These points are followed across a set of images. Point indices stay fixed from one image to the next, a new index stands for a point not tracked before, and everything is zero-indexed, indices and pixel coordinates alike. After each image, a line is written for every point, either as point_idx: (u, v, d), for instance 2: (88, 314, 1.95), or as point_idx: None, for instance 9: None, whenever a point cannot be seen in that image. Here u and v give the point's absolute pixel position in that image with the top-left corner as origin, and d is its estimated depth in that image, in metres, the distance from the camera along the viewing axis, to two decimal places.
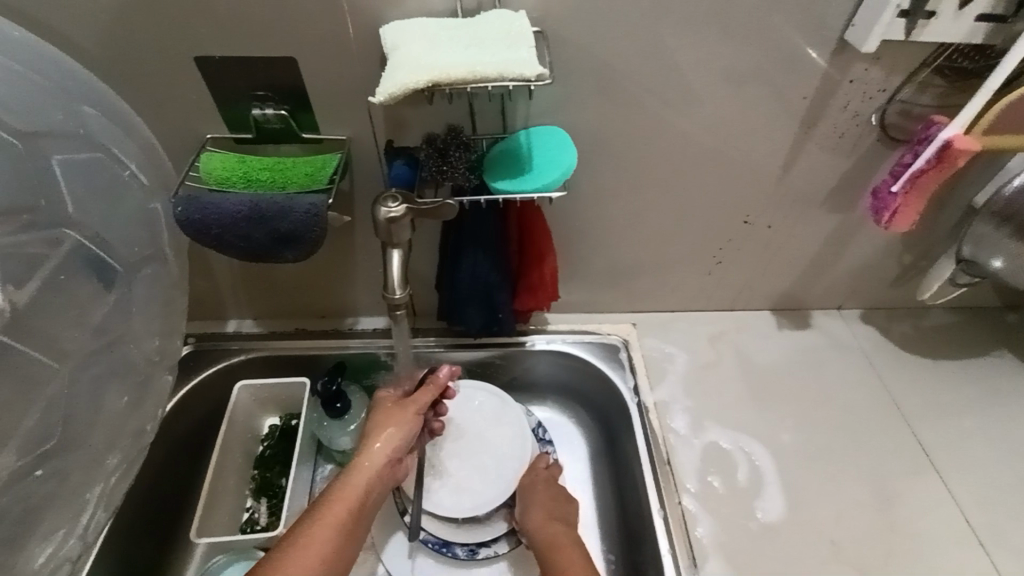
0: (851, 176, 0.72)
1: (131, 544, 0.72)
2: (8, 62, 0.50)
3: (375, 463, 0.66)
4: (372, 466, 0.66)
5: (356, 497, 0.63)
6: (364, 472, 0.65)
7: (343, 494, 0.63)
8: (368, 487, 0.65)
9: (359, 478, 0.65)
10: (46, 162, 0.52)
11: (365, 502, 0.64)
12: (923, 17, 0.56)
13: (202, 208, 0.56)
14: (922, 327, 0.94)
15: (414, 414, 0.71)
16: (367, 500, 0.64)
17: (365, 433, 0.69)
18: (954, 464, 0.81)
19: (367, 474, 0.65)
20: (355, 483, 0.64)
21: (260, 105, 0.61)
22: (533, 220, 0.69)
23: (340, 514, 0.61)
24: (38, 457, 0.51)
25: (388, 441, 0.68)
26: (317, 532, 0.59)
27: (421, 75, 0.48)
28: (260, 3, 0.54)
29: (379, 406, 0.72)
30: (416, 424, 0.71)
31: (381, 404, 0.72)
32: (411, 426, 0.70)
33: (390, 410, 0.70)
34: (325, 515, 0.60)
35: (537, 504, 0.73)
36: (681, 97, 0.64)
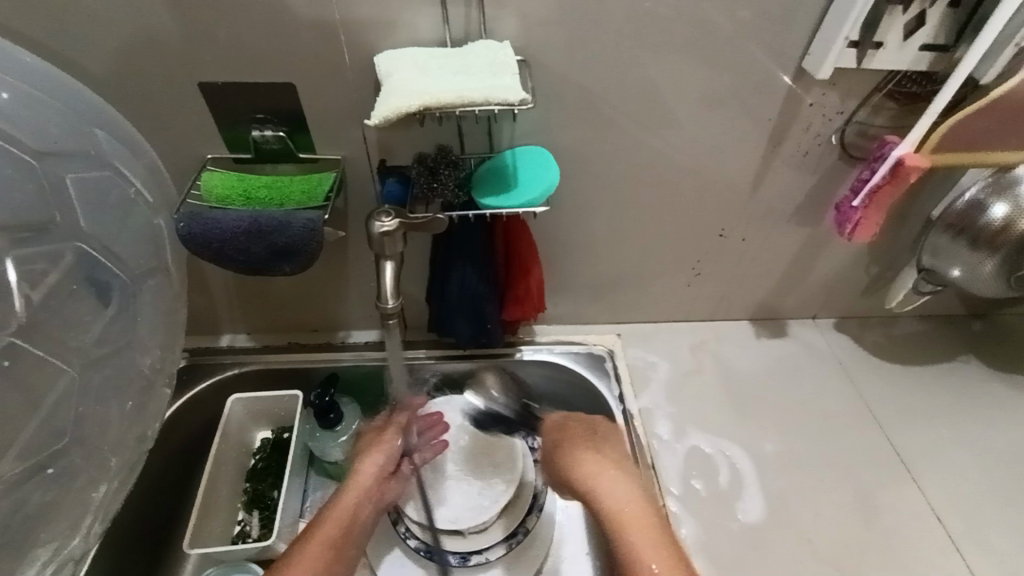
0: (817, 192, 0.77)
1: (123, 557, 0.72)
2: (24, 87, 0.53)
3: (361, 483, 0.71)
4: (359, 487, 0.71)
5: (345, 513, 0.67)
6: (352, 492, 0.70)
7: (332, 512, 0.67)
8: (356, 505, 0.69)
9: (349, 496, 0.69)
10: (59, 180, 0.54)
11: (354, 519, 0.68)
12: (871, 47, 0.61)
13: (202, 225, 0.58)
14: (892, 335, 0.99)
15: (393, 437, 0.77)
16: (357, 516, 0.68)
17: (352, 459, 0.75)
18: (924, 465, 0.85)
19: (355, 492, 0.70)
20: (344, 502, 0.68)
21: (259, 127, 0.64)
22: (519, 234, 0.72)
23: (331, 529, 0.65)
24: (41, 461, 0.53)
25: (371, 461, 0.74)
26: (308, 546, 0.62)
27: (412, 100, 0.52)
28: (261, 33, 0.57)
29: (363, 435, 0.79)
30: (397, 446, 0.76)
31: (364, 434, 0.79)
32: (391, 446, 0.76)
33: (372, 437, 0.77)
34: (317, 531, 0.64)
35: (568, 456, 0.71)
36: (657, 119, 0.68)
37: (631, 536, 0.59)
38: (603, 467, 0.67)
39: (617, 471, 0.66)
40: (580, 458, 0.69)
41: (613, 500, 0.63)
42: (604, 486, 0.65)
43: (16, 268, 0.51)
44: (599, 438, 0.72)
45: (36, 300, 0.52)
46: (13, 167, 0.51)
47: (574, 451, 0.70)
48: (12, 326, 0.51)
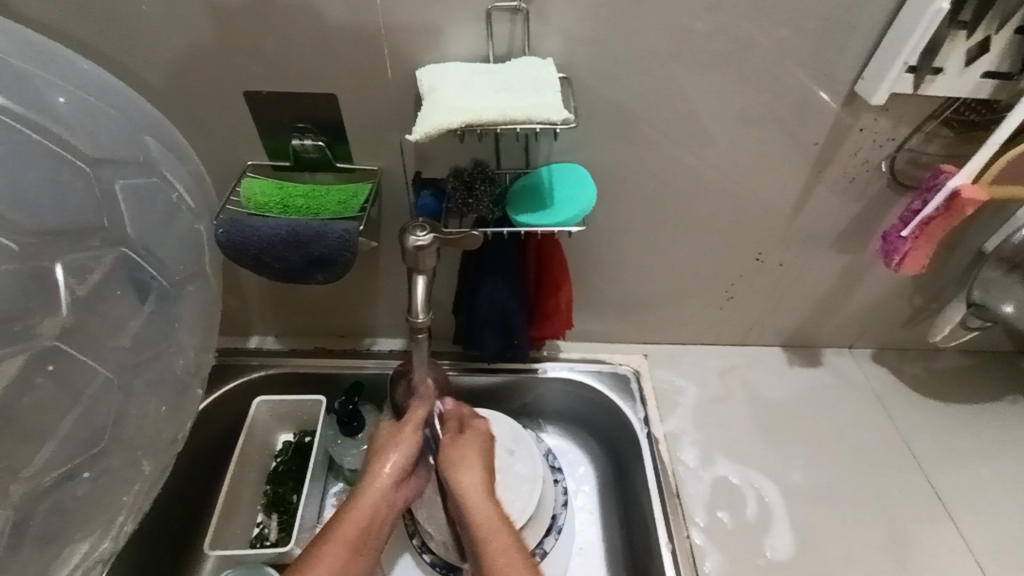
0: (862, 219, 0.75)
1: (147, 555, 0.73)
2: (83, 96, 0.55)
3: (382, 485, 0.68)
4: (380, 489, 0.67)
5: (365, 515, 0.65)
6: (372, 495, 0.67)
7: (352, 516, 0.65)
8: (377, 506, 0.67)
9: (368, 500, 0.67)
10: (110, 186, 0.56)
11: (376, 520, 0.66)
12: (930, 72, 0.59)
13: (242, 233, 0.59)
14: (934, 370, 0.94)
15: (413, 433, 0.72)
16: (377, 518, 0.66)
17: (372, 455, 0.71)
18: (969, 509, 0.80)
19: (375, 495, 0.67)
20: (365, 506, 0.66)
21: (299, 136, 0.65)
22: (552, 250, 0.71)
23: (352, 534, 0.64)
24: (76, 463, 0.54)
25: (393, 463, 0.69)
26: (329, 552, 0.62)
27: (455, 117, 0.52)
28: (307, 45, 0.58)
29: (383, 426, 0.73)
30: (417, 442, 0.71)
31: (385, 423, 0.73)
32: (415, 445, 0.71)
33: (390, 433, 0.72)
34: (336, 535, 0.63)
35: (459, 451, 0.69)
36: (697, 140, 0.67)
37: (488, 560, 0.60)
38: (474, 485, 0.66)
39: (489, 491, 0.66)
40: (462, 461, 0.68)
41: (476, 519, 0.64)
42: (473, 505, 0.65)
43: (65, 274, 0.52)
44: (470, 438, 0.71)
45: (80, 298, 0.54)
46: (68, 172, 0.53)
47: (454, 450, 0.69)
48: (55, 327, 0.51)
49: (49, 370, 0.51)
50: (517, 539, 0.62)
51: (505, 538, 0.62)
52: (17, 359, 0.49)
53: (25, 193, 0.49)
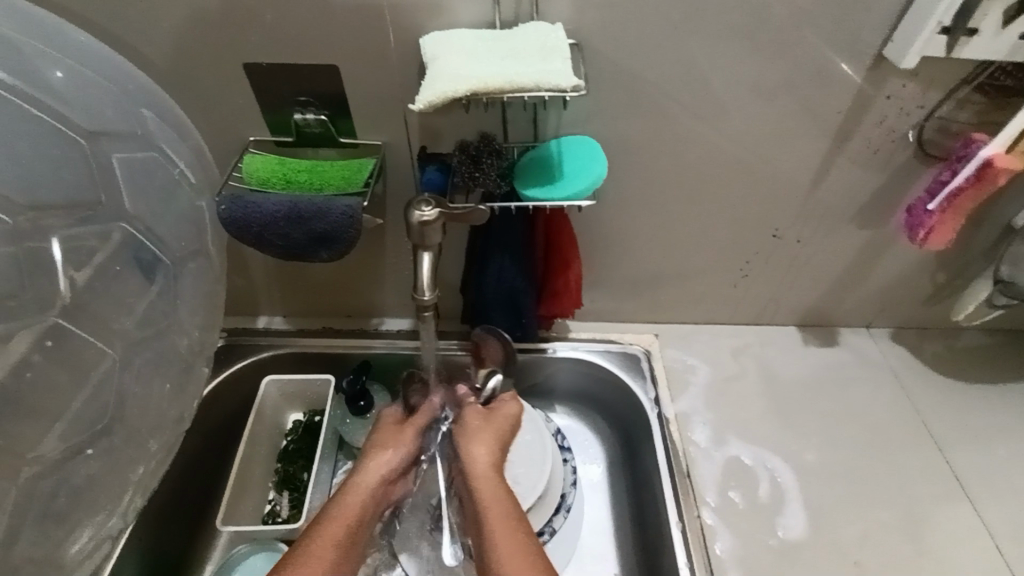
0: (885, 193, 0.72)
1: (161, 531, 0.74)
2: (79, 67, 0.54)
3: (373, 483, 0.64)
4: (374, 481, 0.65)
5: (355, 513, 0.61)
6: (362, 492, 0.63)
7: (348, 502, 0.62)
8: (366, 504, 0.63)
9: (360, 496, 0.63)
10: (107, 160, 0.55)
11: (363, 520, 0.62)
12: (964, 34, 0.55)
13: (243, 208, 0.58)
14: (955, 349, 0.92)
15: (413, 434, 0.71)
16: (365, 518, 0.62)
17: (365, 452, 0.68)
18: (986, 491, 0.79)
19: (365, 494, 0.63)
20: (358, 495, 0.63)
21: (301, 110, 0.63)
22: (560, 226, 0.69)
23: (347, 521, 0.60)
24: (86, 438, 0.55)
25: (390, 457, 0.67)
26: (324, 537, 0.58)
27: (459, 84, 0.50)
28: (306, 13, 0.56)
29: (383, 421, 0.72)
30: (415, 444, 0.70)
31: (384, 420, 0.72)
32: (409, 444, 0.69)
33: (390, 429, 0.71)
34: (327, 532, 0.58)
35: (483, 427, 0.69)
36: (711, 110, 0.64)
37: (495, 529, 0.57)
38: (483, 460, 0.64)
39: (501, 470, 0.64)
40: (479, 436, 0.67)
41: (479, 492, 0.61)
42: (478, 477, 0.62)
43: (61, 250, 0.53)
44: (492, 418, 0.70)
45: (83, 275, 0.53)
46: (64, 147, 0.53)
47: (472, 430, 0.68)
48: (57, 307, 0.53)
49: (47, 347, 0.53)
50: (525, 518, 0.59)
51: (510, 512, 0.59)
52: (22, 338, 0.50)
53: (22, 169, 0.50)
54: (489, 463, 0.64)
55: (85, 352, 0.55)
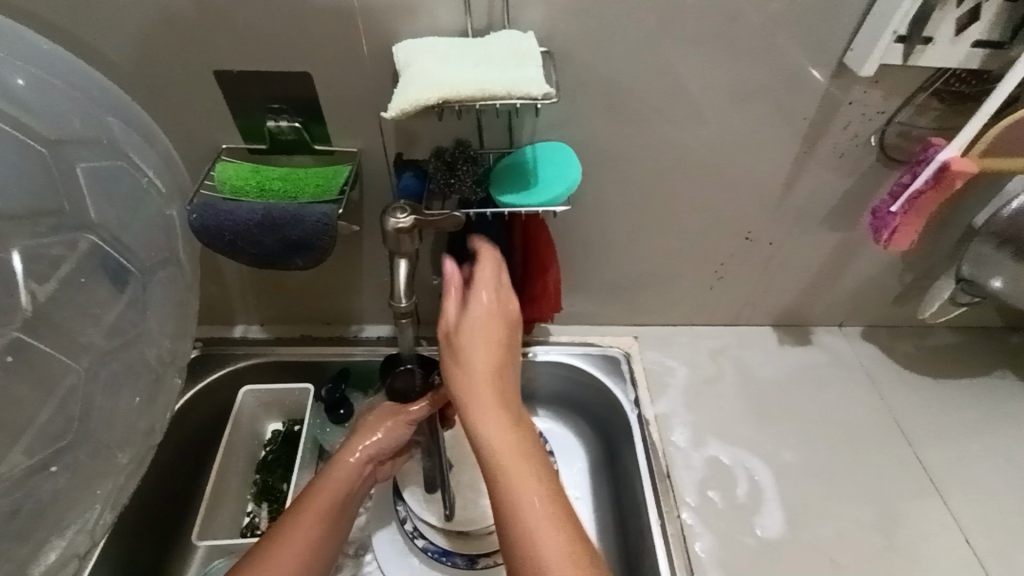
0: (852, 196, 0.74)
1: (135, 548, 0.73)
2: (41, 75, 0.54)
3: (355, 462, 0.69)
4: (355, 464, 0.69)
5: (339, 489, 0.66)
6: (346, 469, 0.68)
7: (326, 487, 0.66)
8: (349, 485, 0.67)
9: (343, 473, 0.68)
10: (70, 168, 0.55)
11: (347, 495, 0.67)
12: (920, 42, 0.58)
13: (216, 218, 0.57)
14: (923, 346, 0.95)
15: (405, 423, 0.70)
16: (349, 493, 0.67)
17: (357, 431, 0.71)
18: (955, 484, 0.81)
19: (350, 471, 0.68)
20: (339, 477, 0.67)
21: (275, 117, 0.63)
22: (538, 231, 0.70)
23: (326, 505, 0.64)
24: (51, 453, 0.54)
25: (372, 442, 0.70)
26: (304, 521, 0.62)
27: (432, 92, 0.50)
28: (278, 22, 0.56)
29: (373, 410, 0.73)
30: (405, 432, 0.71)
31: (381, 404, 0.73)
32: (397, 432, 0.71)
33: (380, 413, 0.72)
34: (311, 504, 0.64)
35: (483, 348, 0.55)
36: (682, 116, 0.65)
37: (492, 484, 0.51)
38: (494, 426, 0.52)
39: (520, 432, 0.53)
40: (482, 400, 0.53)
41: (500, 469, 0.51)
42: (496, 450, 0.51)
43: (22, 262, 0.52)
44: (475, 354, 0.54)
45: (51, 286, 0.54)
46: (26, 156, 0.52)
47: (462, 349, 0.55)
48: (19, 320, 0.52)
49: (8, 361, 0.51)
50: (548, 473, 0.52)
51: (533, 487, 0.50)
52: None
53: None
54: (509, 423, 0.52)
55: (61, 361, 0.55)
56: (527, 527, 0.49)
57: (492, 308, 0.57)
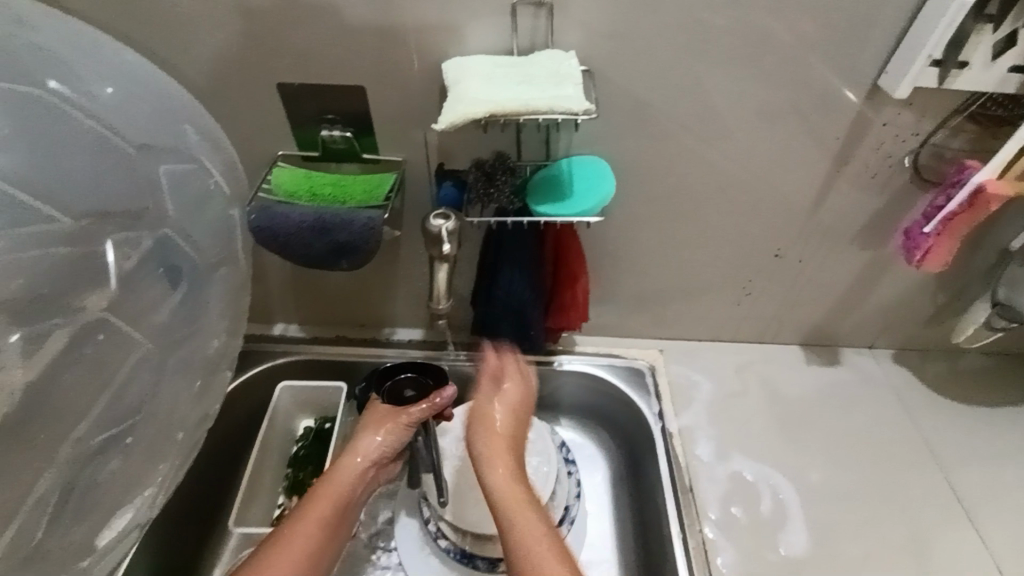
0: (884, 215, 0.74)
1: (175, 531, 0.76)
2: (128, 88, 0.55)
3: (357, 464, 0.71)
4: (357, 467, 0.71)
5: (341, 492, 0.69)
6: (347, 471, 0.70)
7: (328, 487, 0.68)
8: (351, 488, 0.70)
9: (345, 475, 0.70)
10: (153, 171, 0.54)
11: (349, 500, 0.69)
12: (955, 66, 0.59)
13: (272, 220, 0.61)
14: (956, 370, 0.93)
15: (405, 423, 0.73)
16: (351, 497, 0.70)
17: (356, 434, 0.73)
18: (989, 512, 0.79)
19: (351, 473, 0.70)
20: (341, 479, 0.69)
21: (327, 127, 0.67)
22: (569, 242, 0.73)
23: (327, 508, 0.67)
24: (108, 437, 0.50)
25: (374, 444, 0.71)
26: (304, 525, 0.64)
27: (479, 107, 0.53)
28: (336, 40, 0.60)
29: (371, 410, 0.75)
30: (404, 434, 0.73)
31: (377, 405, 0.75)
32: (396, 433, 0.72)
33: (380, 414, 0.74)
34: (311, 509, 0.66)
35: (500, 453, 0.67)
36: (716, 133, 0.67)
37: (504, 526, 0.60)
38: (503, 474, 0.65)
39: (525, 503, 0.62)
40: (498, 465, 0.66)
41: (503, 495, 0.63)
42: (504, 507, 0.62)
43: (111, 253, 0.50)
44: (496, 434, 0.69)
45: (126, 267, 0.51)
46: (109, 154, 0.51)
47: (488, 426, 0.70)
48: (103, 301, 0.50)
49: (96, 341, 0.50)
50: (539, 507, 0.62)
51: (531, 517, 0.61)
52: (63, 333, 0.47)
53: (55, 167, 0.47)
54: (520, 487, 0.64)
55: (127, 348, 0.52)
56: (528, 551, 0.58)
57: (503, 433, 0.69)
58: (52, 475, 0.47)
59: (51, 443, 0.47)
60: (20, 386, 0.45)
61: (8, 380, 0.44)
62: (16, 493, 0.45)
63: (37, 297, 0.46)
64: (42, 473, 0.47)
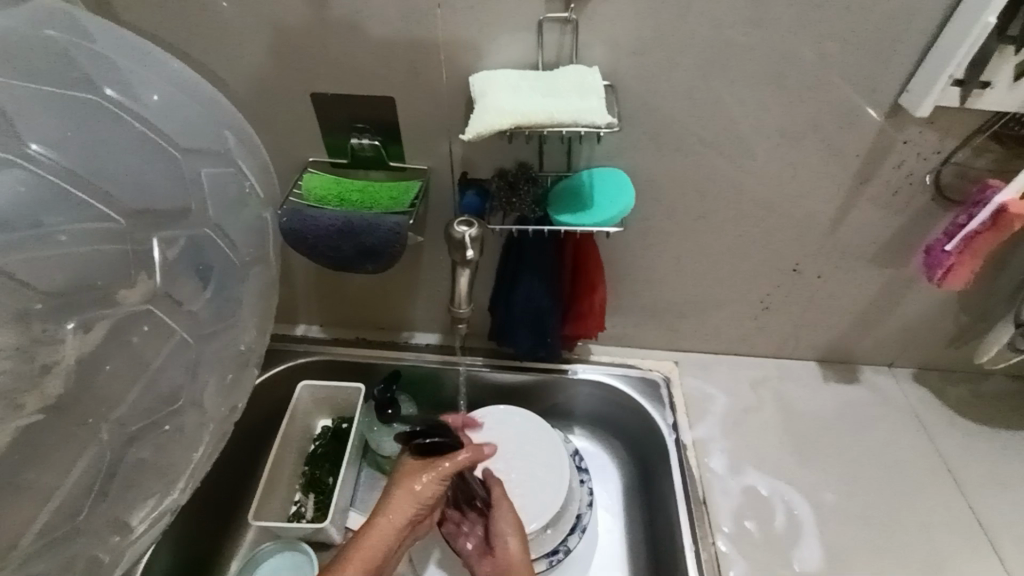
0: (905, 233, 0.74)
1: (195, 522, 0.79)
2: (174, 93, 0.58)
3: (394, 527, 0.69)
4: (393, 527, 0.69)
5: (378, 551, 0.67)
6: (384, 532, 0.68)
7: (366, 548, 0.67)
8: (388, 546, 0.68)
9: (381, 534, 0.68)
10: (196, 172, 0.57)
11: (385, 555, 0.68)
12: (977, 86, 0.59)
13: (304, 221, 0.64)
14: (980, 393, 0.91)
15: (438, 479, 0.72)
16: (388, 553, 0.69)
17: (391, 491, 0.71)
18: (1012, 539, 0.77)
19: (388, 534, 0.68)
20: (377, 540, 0.68)
21: (357, 135, 0.70)
22: (588, 250, 0.74)
23: (365, 565, 0.66)
24: (145, 424, 0.52)
25: (413, 500, 0.70)
26: None
27: (505, 118, 0.55)
28: (368, 53, 0.63)
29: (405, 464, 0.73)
30: (438, 489, 0.72)
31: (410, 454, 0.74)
32: (432, 490, 0.71)
33: (415, 468, 0.72)
34: (348, 565, 0.65)
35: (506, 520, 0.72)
36: (735, 149, 0.68)
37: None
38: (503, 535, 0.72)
39: (518, 564, 0.70)
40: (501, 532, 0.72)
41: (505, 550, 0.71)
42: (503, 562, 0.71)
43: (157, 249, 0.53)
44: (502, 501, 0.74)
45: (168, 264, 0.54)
46: (158, 155, 0.54)
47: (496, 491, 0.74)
48: (145, 292, 0.52)
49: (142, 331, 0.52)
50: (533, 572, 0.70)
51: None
52: (106, 322, 0.50)
53: (106, 166, 0.50)
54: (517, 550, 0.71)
55: (164, 336, 0.54)
56: None
57: (507, 506, 0.73)
58: (92, 455, 0.49)
59: (91, 428, 0.49)
60: (67, 368, 0.47)
61: (61, 359, 0.47)
62: (57, 473, 0.47)
63: (86, 285, 0.48)
64: (83, 453, 0.49)
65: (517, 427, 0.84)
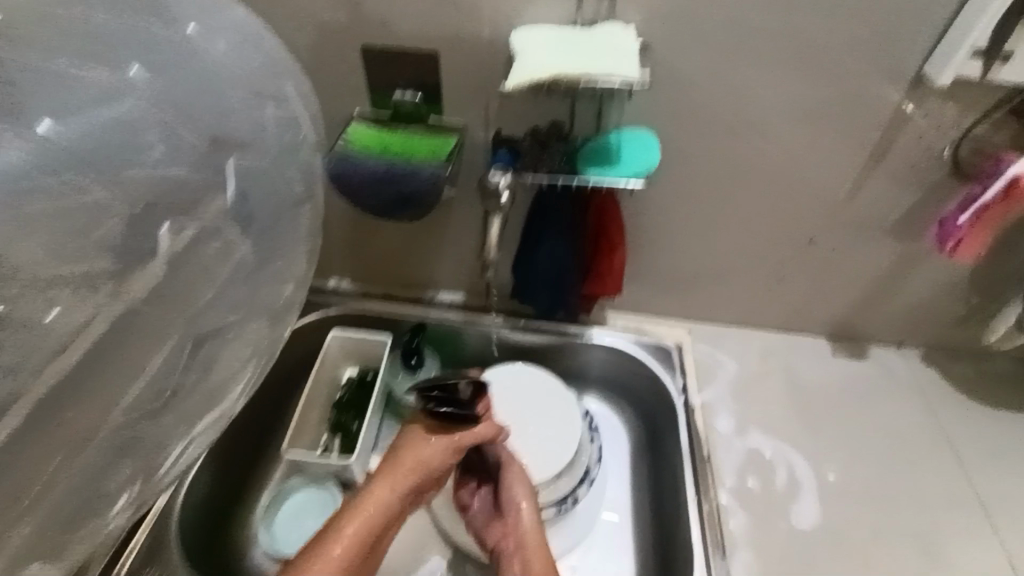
0: (920, 208, 0.77)
1: (231, 451, 0.85)
2: (241, 38, 0.63)
3: (397, 488, 0.70)
4: (397, 489, 0.70)
5: (379, 511, 0.68)
6: (388, 492, 0.69)
7: (369, 506, 0.68)
8: (391, 506, 0.69)
9: (384, 494, 0.69)
10: (259, 114, 0.63)
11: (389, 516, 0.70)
12: (998, 60, 0.61)
13: (349, 169, 0.69)
14: (986, 374, 0.94)
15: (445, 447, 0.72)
16: (390, 515, 0.70)
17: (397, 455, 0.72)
18: (1006, 511, 0.80)
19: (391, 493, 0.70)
20: (380, 499, 0.69)
21: (400, 91, 0.74)
22: (610, 212, 0.78)
23: (367, 524, 0.67)
24: (208, 331, 0.60)
25: (420, 463, 0.71)
26: (344, 539, 0.65)
27: (544, 72, 0.59)
28: (414, 10, 0.67)
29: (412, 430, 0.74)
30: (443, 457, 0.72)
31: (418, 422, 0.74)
32: (438, 457, 0.72)
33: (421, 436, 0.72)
34: (352, 522, 0.67)
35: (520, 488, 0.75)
36: (759, 117, 0.71)
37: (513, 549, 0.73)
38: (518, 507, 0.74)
39: (534, 534, 0.72)
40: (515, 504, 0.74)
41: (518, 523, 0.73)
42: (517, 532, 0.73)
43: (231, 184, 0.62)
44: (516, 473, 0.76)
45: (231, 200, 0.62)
46: (228, 96, 0.61)
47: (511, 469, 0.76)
48: (217, 212, 0.61)
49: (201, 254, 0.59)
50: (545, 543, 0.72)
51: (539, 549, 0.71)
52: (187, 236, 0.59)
53: (190, 103, 0.59)
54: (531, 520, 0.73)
55: (225, 257, 0.62)
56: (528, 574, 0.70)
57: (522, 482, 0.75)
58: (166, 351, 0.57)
59: (163, 327, 0.57)
60: (157, 271, 0.58)
61: (148, 268, 0.57)
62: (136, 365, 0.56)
63: (171, 201, 0.58)
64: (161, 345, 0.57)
65: (537, 382, 0.86)
